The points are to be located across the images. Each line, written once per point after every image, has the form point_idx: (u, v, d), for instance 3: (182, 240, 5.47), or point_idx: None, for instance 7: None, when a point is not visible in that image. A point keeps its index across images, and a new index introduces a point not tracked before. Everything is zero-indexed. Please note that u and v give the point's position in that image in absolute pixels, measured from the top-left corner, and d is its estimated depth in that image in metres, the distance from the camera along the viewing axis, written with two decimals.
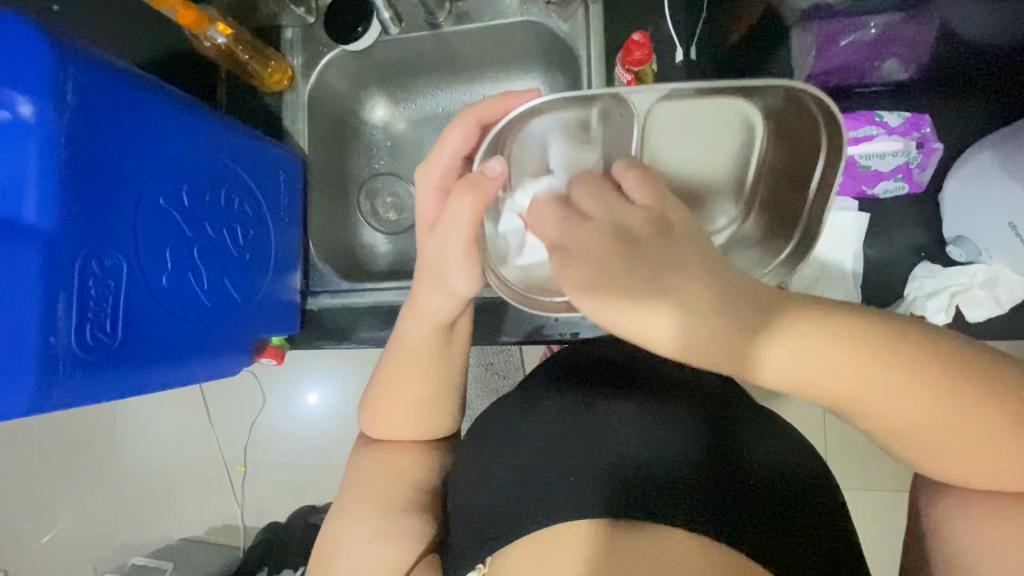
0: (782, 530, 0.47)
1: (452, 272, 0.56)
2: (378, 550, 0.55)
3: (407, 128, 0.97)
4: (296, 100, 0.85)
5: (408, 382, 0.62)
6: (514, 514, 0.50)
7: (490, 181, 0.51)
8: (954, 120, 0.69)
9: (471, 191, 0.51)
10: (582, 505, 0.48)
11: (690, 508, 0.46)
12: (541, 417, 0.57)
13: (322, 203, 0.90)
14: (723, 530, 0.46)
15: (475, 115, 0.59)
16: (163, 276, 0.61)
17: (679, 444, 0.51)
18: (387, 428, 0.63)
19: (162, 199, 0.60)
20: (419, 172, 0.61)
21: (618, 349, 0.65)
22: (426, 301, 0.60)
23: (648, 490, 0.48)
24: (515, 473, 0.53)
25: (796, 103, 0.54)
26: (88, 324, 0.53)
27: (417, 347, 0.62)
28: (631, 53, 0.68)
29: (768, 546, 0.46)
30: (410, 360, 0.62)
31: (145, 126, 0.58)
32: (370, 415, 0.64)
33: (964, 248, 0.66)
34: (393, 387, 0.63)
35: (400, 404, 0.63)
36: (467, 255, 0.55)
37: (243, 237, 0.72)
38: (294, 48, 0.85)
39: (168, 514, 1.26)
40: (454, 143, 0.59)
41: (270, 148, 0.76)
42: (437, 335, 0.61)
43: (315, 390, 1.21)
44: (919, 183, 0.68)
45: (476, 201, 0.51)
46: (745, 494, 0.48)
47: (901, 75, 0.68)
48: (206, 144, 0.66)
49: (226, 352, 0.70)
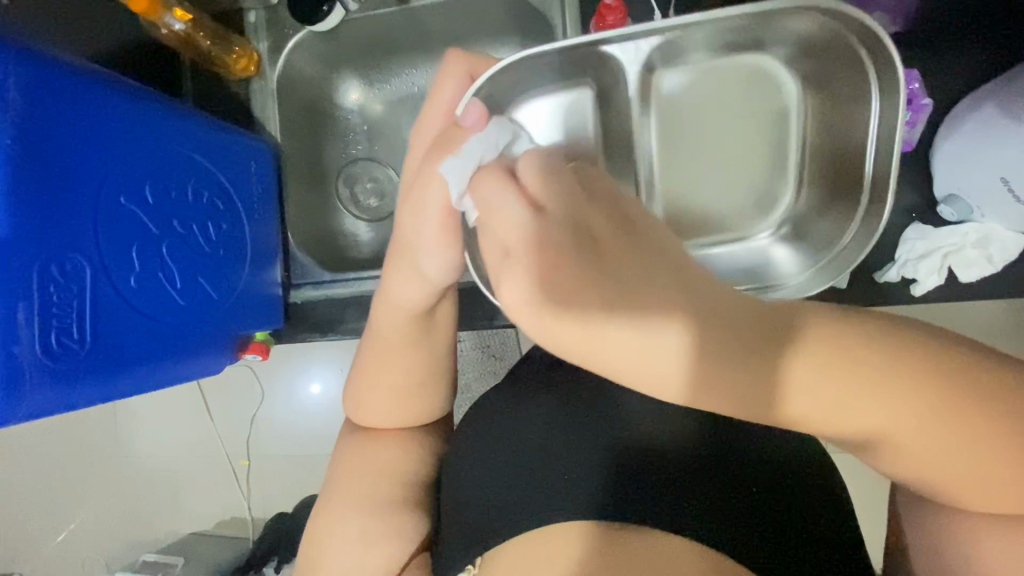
0: (778, 528, 0.46)
1: (427, 254, 0.51)
2: (364, 550, 0.54)
3: (384, 111, 0.92)
4: (265, 88, 0.83)
5: (387, 370, 0.60)
6: (511, 511, 0.49)
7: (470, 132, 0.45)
8: (946, 73, 0.66)
9: (449, 150, 0.45)
10: (576, 505, 0.47)
11: (689, 510, 0.45)
12: (535, 405, 0.55)
13: (299, 190, 0.88)
14: (721, 534, 0.44)
15: (465, 65, 0.55)
16: (131, 277, 0.59)
17: (677, 431, 0.49)
18: (370, 415, 0.62)
19: (123, 198, 0.58)
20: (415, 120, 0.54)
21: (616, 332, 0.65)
22: (396, 287, 0.56)
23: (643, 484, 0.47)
24: (511, 468, 0.52)
25: (836, 40, 0.54)
26: (52, 332, 0.51)
27: (393, 337, 0.59)
28: (604, 18, 0.63)
29: (765, 549, 0.44)
30: (388, 350, 0.60)
31: (99, 123, 0.56)
32: (357, 405, 0.63)
33: (954, 207, 0.64)
34: (371, 374, 0.61)
35: (380, 394, 0.61)
36: (444, 228, 0.49)
37: (214, 232, 0.69)
38: (258, 32, 0.82)
39: (176, 509, 1.26)
40: (447, 97, 0.54)
41: (240, 139, 0.73)
42: (414, 325, 0.58)
43: (316, 378, 1.20)
44: (909, 141, 0.66)
45: (455, 157, 0.45)
46: (745, 493, 0.47)
47: (888, 29, 0.65)
48: (169, 137, 0.63)
49: (205, 351, 0.69)
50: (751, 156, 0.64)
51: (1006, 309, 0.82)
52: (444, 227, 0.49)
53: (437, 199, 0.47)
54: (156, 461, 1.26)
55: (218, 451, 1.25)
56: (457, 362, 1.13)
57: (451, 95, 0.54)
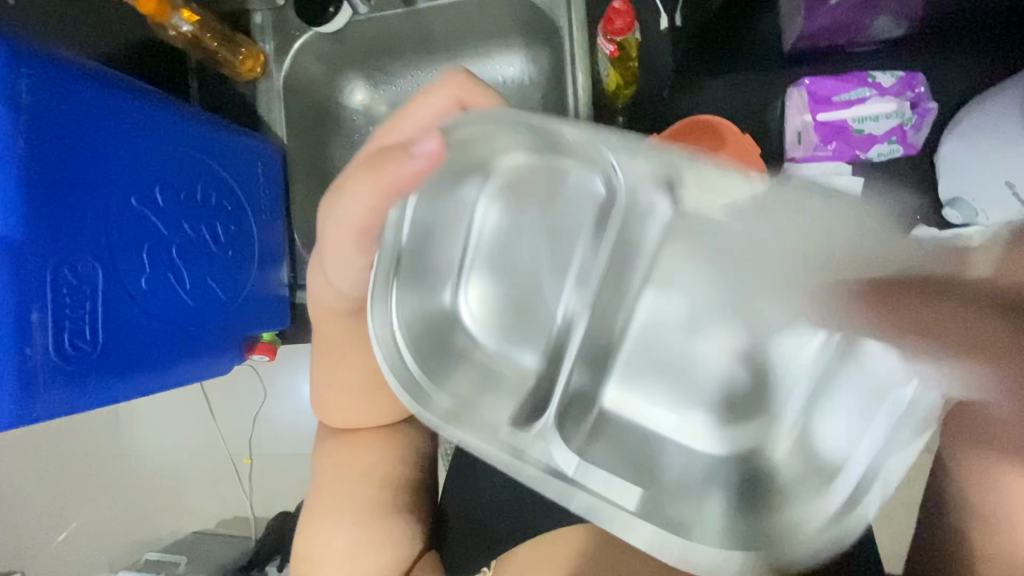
0: None
1: (338, 266, 0.52)
2: (365, 556, 0.55)
3: (389, 111, 0.92)
4: (270, 89, 0.83)
5: (349, 368, 0.59)
6: None
7: (399, 169, 0.44)
8: (949, 78, 0.67)
9: (375, 181, 0.46)
10: None
11: None
12: None
13: (303, 190, 0.88)
14: None
15: (456, 89, 0.52)
16: (141, 279, 0.59)
17: None
18: (341, 415, 0.61)
19: (133, 199, 0.58)
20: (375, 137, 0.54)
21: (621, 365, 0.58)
22: (322, 286, 0.58)
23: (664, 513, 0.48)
24: None
25: (886, 291, 0.38)
26: (65, 332, 0.52)
27: (337, 334, 0.59)
28: (612, 22, 0.62)
29: None
30: (343, 347, 0.59)
31: (109, 125, 0.56)
32: (328, 405, 0.61)
33: (960, 210, 0.65)
34: (335, 372, 0.60)
35: (348, 393, 0.60)
36: (360, 246, 0.50)
37: (222, 234, 0.70)
38: (264, 33, 0.83)
39: (179, 509, 1.27)
40: (428, 110, 0.51)
41: (246, 140, 0.74)
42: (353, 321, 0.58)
43: None
44: (913, 144, 0.67)
45: (374, 193, 0.46)
46: None
47: (893, 32, 0.66)
48: (177, 139, 0.64)
49: (213, 352, 0.69)
50: (784, 340, 0.44)
51: None
52: (355, 243, 0.50)
53: (354, 216, 0.48)
54: (159, 459, 1.26)
55: (220, 451, 1.25)
56: None
57: (430, 114, 0.51)
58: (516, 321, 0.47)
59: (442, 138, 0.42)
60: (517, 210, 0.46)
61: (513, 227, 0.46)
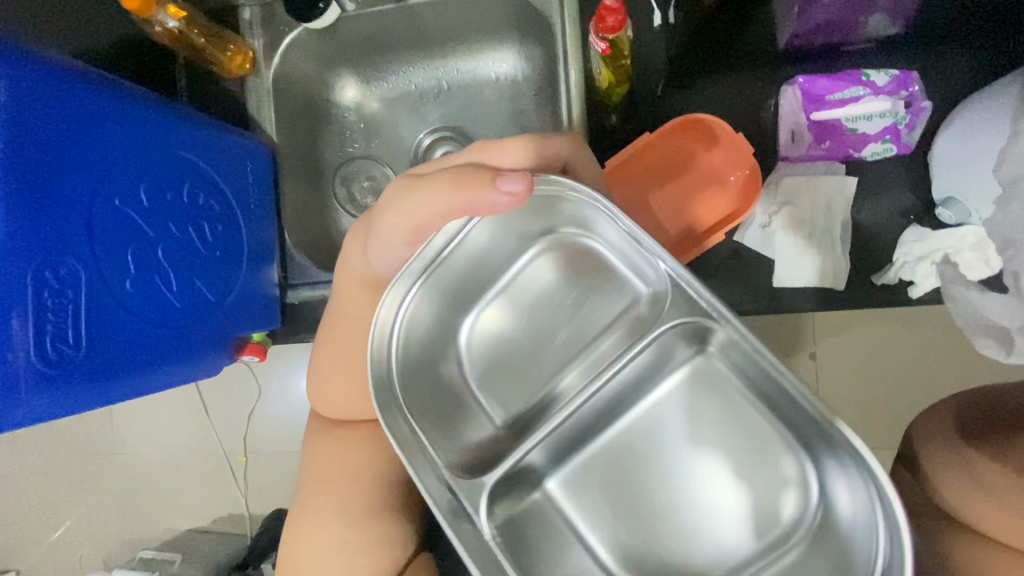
0: None
1: (382, 246, 0.55)
2: (354, 559, 0.54)
3: (381, 109, 0.92)
4: (259, 86, 0.82)
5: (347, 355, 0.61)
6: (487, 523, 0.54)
7: (487, 196, 0.48)
8: (944, 76, 0.66)
9: (454, 191, 0.49)
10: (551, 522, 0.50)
11: None
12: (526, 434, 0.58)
13: (296, 188, 0.87)
14: None
15: (558, 149, 0.58)
16: (126, 280, 0.58)
17: None
18: (338, 405, 0.62)
19: (117, 200, 0.58)
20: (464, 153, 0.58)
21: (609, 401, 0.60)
22: (354, 253, 0.60)
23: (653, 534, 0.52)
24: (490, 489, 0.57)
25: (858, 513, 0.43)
26: (47, 336, 0.51)
27: (351, 307, 0.61)
28: (604, 19, 0.62)
29: None
30: (348, 331, 0.61)
31: (93, 125, 0.55)
32: (322, 383, 0.63)
33: (952, 210, 0.64)
34: (334, 357, 0.61)
35: (344, 383, 0.61)
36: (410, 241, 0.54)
37: (210, 234, 0.69)
38: (254, 29, 0.81)
39: (173, 507, 1.26)
40: (518, 154, 0.57)
41: (236, 139, 0.72)
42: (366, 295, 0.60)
43: None
44: (907, 144, 0.66)
45: (447, 203, 0.49)
46: None
47: (888, 30, 0.65)
48: (163, 139, 0.63)
49: (201, 354, 0.68)
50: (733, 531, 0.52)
51: None
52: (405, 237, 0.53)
53: (419, 215, 0.51)
54: (152, 458, 1.25)
55: (214, 450, 1.25)
56: None
57: (519, 159, 0.57)
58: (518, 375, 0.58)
59: (529, 183, 0.47)
60: (562, 272, 0.57)
61: (555, 284, 0.58)
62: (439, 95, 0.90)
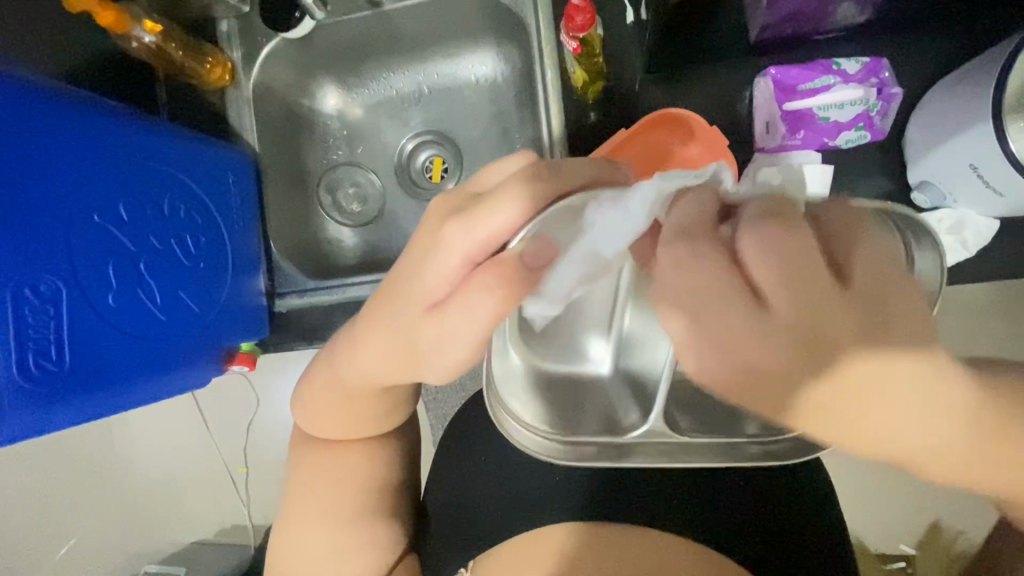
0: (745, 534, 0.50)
1: (359, 383, 0.52)
2: (344, 564, 0.55)
3: (363, 115, 0.92)
4: (240, 97, 0.82)
5: (332, 405, 0.56)
6: (496, 520, 0.54)
7: (475, 323, 0.38)
8: (916, 61, 0.67)
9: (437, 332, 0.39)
10: (560, 510, 0.52)
11: (671, 515, 0.51)
12: None
13: (281, 198, 0.88)
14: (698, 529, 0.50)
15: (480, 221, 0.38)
16: (108, 295, 0.59)
17: None
18: (323, 428, 0.58)
19: (97, 215, 0.58)
20: (452, 225, 0.38)
21: None
22: (322, 384, 0.56)
23: (733, 515, 0.51)
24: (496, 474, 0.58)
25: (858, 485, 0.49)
26: (29, 354, 0.52)
27: (326, 396, 0.56)
28: (573, 20, 0.62)
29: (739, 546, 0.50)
30: (330, 396, 0.56)
31: (68, 142, 0.56)
32: (307, 409, 0.57)
33: (927, 194, 0.65)
34: (320, 397, 0.56)
35: (330, 413, 0.56)
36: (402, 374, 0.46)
37: (194, 246, 0.69)
38: (232, 42, 0.81)
39: (176, 519, 1.27)
40: (453, 248, 0.38)
41: (215, 150, 0.73)
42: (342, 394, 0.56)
43: None
44: (881, 130, 0.67)
45: (438, 344, 0.39)
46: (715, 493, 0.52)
47: (857, 18, 0.66)
48: (141, 153, 0.63)
49: (187, 365, 0.68)
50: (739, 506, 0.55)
51: (986, 293, 0.84)
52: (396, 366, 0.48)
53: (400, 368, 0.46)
54: (153, 472, 1.26)
55: (214, 461, 1.25)
56: None
57: (461, 246, 0.38)
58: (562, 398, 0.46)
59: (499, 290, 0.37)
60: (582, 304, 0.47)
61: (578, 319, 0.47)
62: (420, 99, 0.91)
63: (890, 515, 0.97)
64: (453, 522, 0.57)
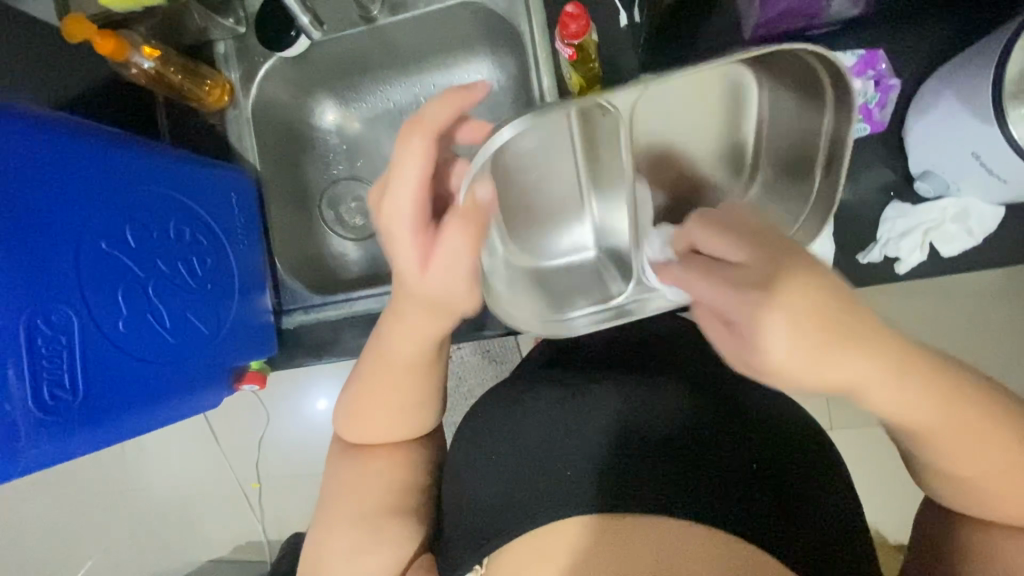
0: (763, 519, 0.49)
1: (395, 359, 0.61)
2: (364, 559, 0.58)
3: (362, 128, 0.93)
4: (240, 117, 0.83)
5: (386, 388, 0.62)
6: (509, 518, 0.53)
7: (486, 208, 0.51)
8: (911, 51, 0.67)
9: (461, 222, 0.50)
10: (571, 505, 0.51)
11: (691, 502, 0.49)
12: (531, 413, 0.59)
13: (282, 214, 0.88)
14: (714, 517, 0.49)
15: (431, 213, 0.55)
16: (118, 321, 0.59)
17: (663, 410, 0.55)
18: (376, 425, 0.63)
19: (104, 243, 0.58)
20: (386, 220, 0.52)
21: (615, 399, 0.57)
22: (371, 382, 0.62)
23: (768, 511, 0.50)
24: (507, 468, 0.56)
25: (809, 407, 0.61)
26: (44, 384, 0.52)
27: (372, 385, 0.63)
28: (567, 27, 0.63)
29: (755, 530, 0.49)
30: (380, 381, 0.62)
31: (74, 172, 0.56)
32: (342, 418, 0.65)
33: (930, 183, 0.64)
34: (371, 387, 0.63)
35: (383, 405, 0.63)
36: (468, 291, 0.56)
37: (200, 268, 0.69)
38: (229, 63, 0.82)
39: (193, 538, 1.27)
40: (408, 215, 0.51)
41: (217, 171, 0.74)
42: (389, 378, 0.62)
43: (324, 395, 1.21)
44: (880, 121, 0.66)
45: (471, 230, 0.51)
46: (730, 477, 0.51)
47: (850, 12, 0.65)
48: (147, 179, 0.64)
49: (199, 387, 0.69)
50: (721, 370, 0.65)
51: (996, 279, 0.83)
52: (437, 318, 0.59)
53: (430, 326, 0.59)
54: (168, 492, 1.26)
55: (228, 478, 1.25)
56: (458, 370, 1.12)
57: (405, 192, 0.50)
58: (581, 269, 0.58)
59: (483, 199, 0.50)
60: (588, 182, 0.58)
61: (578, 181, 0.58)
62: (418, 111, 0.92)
63: (909, 506, 0.96)
64: (471, 527, 0.55)
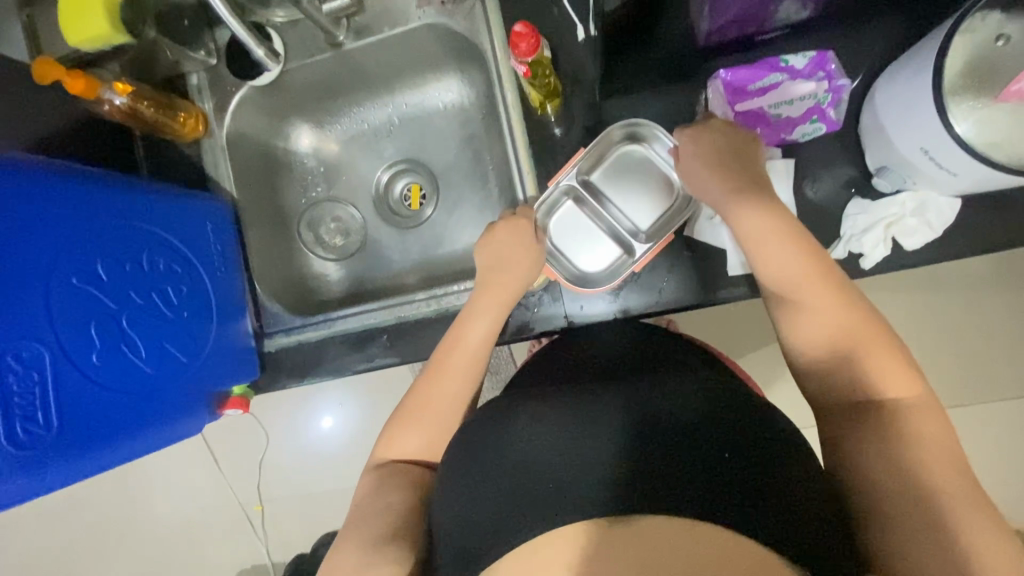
0: (798, 525, 0.41)
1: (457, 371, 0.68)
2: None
3: (339, 150, 0.94)
4: (215, 146, 0.85)
5: (439, 396, 0.68)
6: (500, 529, 0.43)
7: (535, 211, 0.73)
8: (860, 52, 0.68)
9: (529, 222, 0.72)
10: (578, 507, 0.42)
11: (720, 506, 0.41)
12: (521, 417, 0.50)
13: (262, 238, 0.89)
14: (748, 523, 0.40)
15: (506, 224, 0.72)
16: (92, 355, 0.60)
17: (678, 405, 0.48)
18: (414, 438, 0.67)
19: (75, 277, 0.60)
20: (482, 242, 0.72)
21: (623, 395, 0.49)
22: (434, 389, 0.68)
23: (817, 524, 0.42)
24: (495, 476, 0.47)
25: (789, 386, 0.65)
26: (17, 421, 0.53)
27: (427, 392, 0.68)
28: (518, 45, 0.64)
29: (791, 540, 0.40)
30: (437, 389, 0.68)
31: (42, 211, 0.57)
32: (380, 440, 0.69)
33: (887, 178, 0.65)
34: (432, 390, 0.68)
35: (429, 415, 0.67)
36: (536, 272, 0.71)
37: (176, 297, 0.70)
38: (202, 94, 0.84)
39: (196, 564, 1.26)
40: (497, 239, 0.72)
41: (192, 200, 0.75)
42: (451, 388, 0.68)
43: (326, 413, 1.22)
44: (834, 120, 0.68)
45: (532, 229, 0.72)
46: (757, 478, 0.43)
47: (800, 14, 0.65)
48: (119, 212, 0.65)
49: (177, 414, 0.70)
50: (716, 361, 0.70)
51: None
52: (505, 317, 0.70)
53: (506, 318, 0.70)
54: (170, 520, 1.26)
55: (229, 502, 1.25)
56: None
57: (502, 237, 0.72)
58: (595, 259, 0.76)
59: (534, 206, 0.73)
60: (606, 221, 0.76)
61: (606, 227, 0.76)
62: (392, 130, 0.93)
63: None
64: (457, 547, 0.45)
